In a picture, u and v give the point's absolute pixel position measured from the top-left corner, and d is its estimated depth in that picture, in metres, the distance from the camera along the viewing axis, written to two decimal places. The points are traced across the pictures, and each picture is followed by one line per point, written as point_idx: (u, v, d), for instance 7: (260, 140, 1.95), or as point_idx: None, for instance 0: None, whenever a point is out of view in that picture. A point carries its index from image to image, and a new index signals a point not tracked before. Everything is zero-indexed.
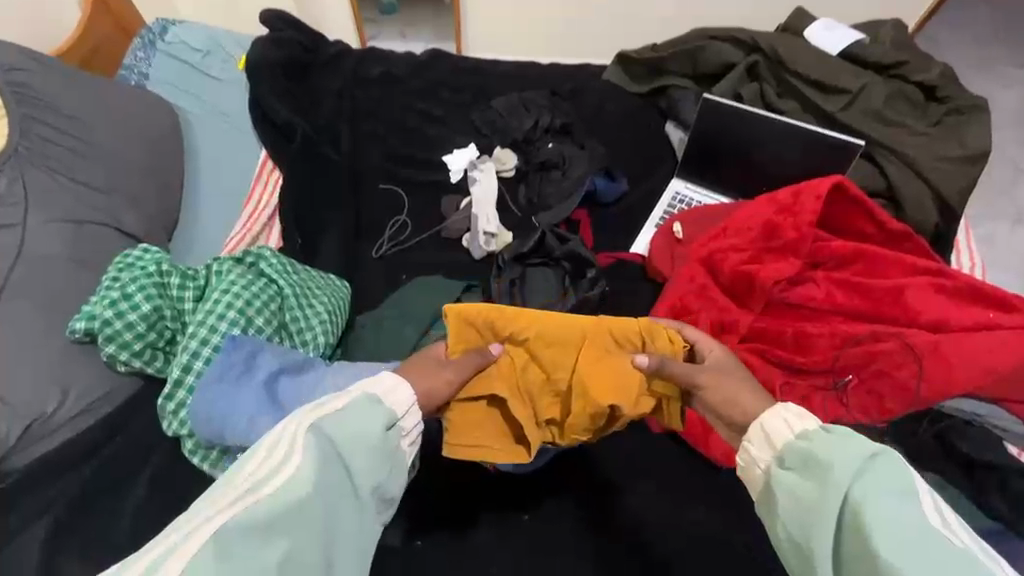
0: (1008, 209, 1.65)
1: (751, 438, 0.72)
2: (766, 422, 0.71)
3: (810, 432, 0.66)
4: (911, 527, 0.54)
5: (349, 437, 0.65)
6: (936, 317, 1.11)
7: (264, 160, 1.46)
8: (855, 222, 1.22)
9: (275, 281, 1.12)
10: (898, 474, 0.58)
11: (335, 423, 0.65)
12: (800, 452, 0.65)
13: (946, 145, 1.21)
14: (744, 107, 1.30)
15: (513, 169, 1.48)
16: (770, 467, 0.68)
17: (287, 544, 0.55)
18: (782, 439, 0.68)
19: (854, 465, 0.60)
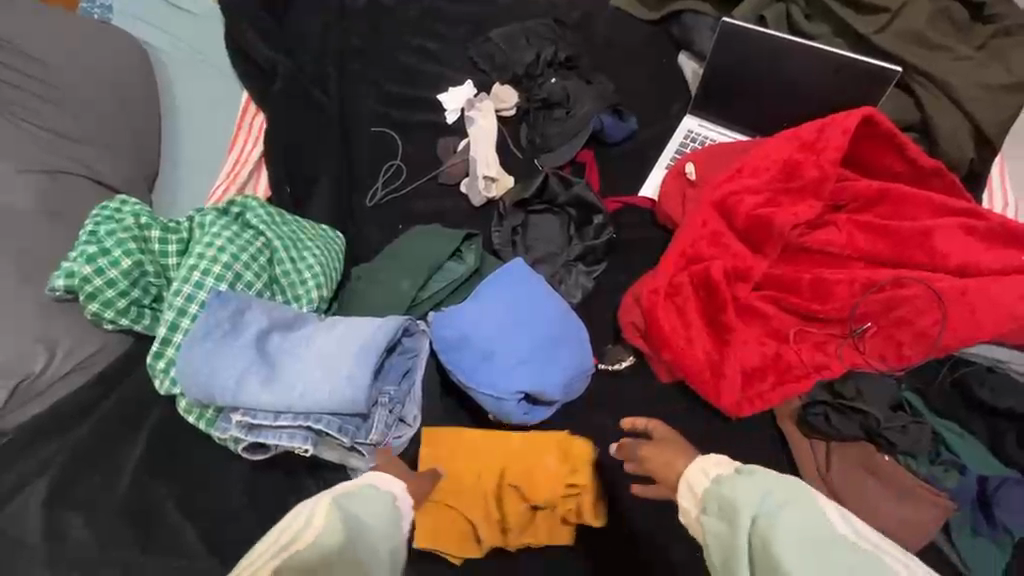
0: None
1: (681, 496, 0.80)
2: (691, 476, 0.80)
3: (725, 475, 0.75)
4: (811, 540, 0.63)
5: (368, 514, 0.72)
6: (964, 260, 1.05)
7: (246, 101, 1.35)
8: (882, 159, 1.13)
9: (263, 233, 1.06)
10: (794, 493, 0.68)
11: (354, 499, 0.73)
12: (717, 497, 0.73)
13: (989, 72, 1.10)
14: (767, 31, 1.16)
15: (513, 107, 1.37)
16: (697, 515, 0.76)
17: None
18: (701, 485, 0.77)
19: (757, 493, 0.70)
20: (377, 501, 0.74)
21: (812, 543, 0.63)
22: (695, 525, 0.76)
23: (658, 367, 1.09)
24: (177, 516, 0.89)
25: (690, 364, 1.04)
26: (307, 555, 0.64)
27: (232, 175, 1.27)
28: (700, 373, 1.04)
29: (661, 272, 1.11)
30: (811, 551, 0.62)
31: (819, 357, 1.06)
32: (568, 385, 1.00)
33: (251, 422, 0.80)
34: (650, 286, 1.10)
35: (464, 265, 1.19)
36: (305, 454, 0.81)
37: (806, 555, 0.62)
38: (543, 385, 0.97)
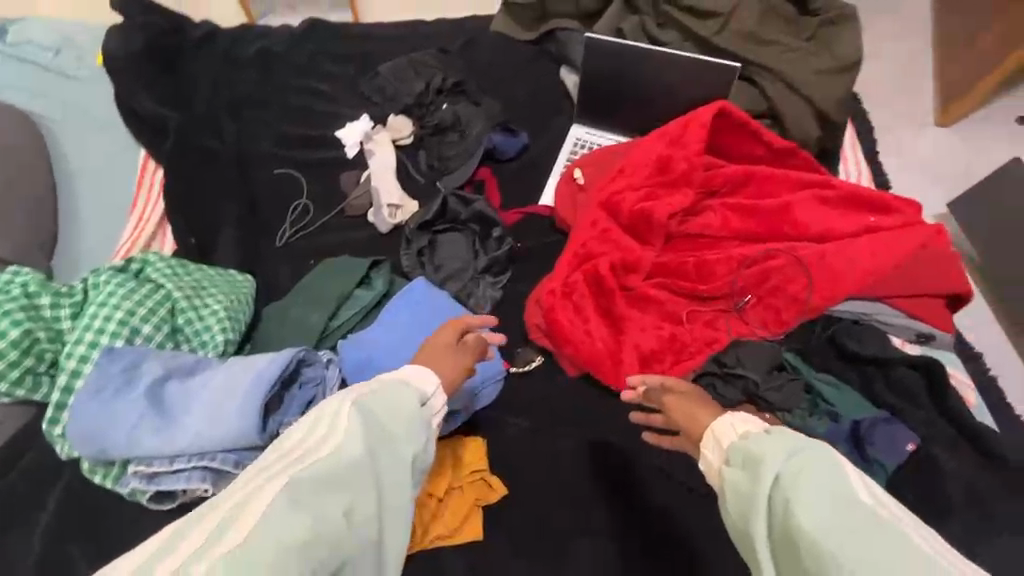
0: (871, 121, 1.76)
1: (706, 445, 0.77)
2: (721, 433, 0.75)
3: (755, 432, 0.71)
4: (835, 502, 0.58)
5: (393, 419, 0.71)
6: (822, 227, 1.16)
7: (145, 159, 1.37)
8: (742, 145, 1.24)
9: (163, 285, 1.07)
10: (826, 458, 0.62)
11: (377, 401, 0.72)
12: (742, 450, 0.69)
13: (818, 59, 1.23)
14: (625, 43, 1.28)
15: (410, 136, 1.43)
16: (721, 468, 0.72)
17: (348, 497, 0.63)
18: (730, 441, 0.73)
19: (784, 451, 0.65)
20: (404, 401, 0.72)
21: (831, 507, 0.57)
22: (717, 478, 0.73)
23: (568, 364, 1.15)
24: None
25: (590, 355, 1.11)
26: (330, 465, 0.63)
27: (137, 231, 1.29)
28: (601, 363, 1.11)
29: (558, 273, 1.18)
30: (832, 515, 0.57)
31: (707, 333, 1.15)
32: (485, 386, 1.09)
33: (153, 471, 0.81)
34: (548, 288, 1.16)
35: (374, 291, 1.23)
36: (208, 495, 0.82)
37: (828, 515, 0.57)
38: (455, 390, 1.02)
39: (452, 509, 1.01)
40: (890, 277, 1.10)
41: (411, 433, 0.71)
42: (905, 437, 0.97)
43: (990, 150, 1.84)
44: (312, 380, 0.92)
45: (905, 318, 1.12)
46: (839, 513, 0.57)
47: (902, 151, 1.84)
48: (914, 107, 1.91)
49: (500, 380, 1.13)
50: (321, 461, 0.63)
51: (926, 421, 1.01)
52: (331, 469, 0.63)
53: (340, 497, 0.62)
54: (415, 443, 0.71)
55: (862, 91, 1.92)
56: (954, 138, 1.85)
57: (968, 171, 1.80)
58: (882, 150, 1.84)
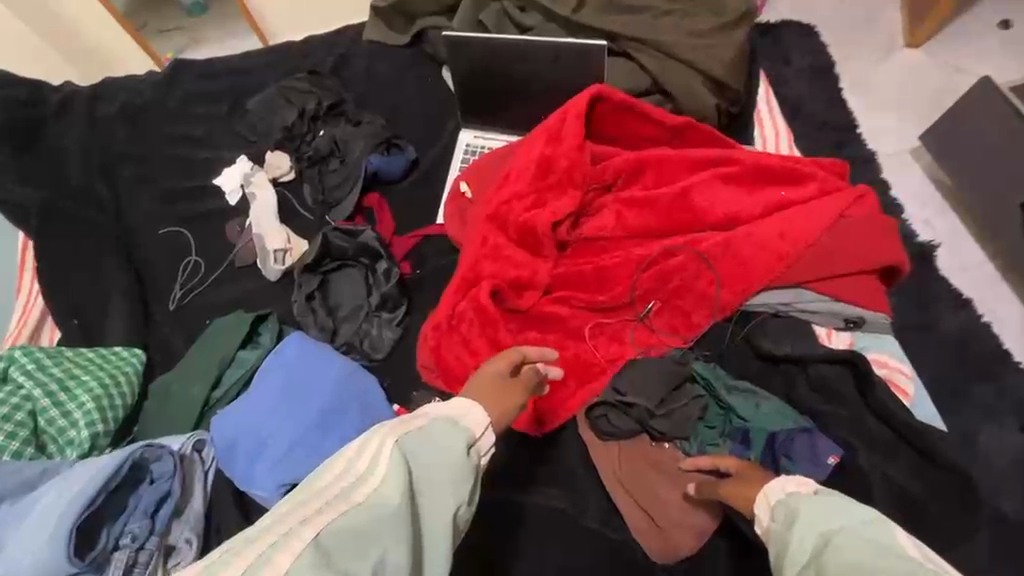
0: (808, 60, 1.58)
1: (755, 509, 0.68)
2: (771, 491, 0.67)
3: (799, 490, 0.64)
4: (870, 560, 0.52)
5: (440, 463, 0.58)
6: (727, 210, 1.02)
7: (24, 240, 1.31)
8: (632, 129, 1.11)
9: (25, 384, 1.03)
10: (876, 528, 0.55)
11: (421, 439, 0.60)
12: (787, 508, 0.62)
13: (697, 19, 1.08)
14: (484, 36, 1.15)
15: (290, 170, 1.33)
16: (765, 527, 0.65)
17: (379, 560, 0.50)
18: (775, 498, 0.65)
19: (823, 507, 0.59)
20: (452, 440, 0.60)
21: (872, 562, 0.51)
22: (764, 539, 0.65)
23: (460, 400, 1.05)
24: None
25: None
26: (367, 514, 0.51)
27: (25, 316, 1.25)
28: None
29: (442, 305, 1.08)
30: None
31: (613, 349, 1.04)
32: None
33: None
34: (431, 323, 1.07)
35: (260, 349, 1.15)
36: None
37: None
38: (326, 455, 0.93)
39: None
40: (807, 258, 0.97)
41: (459, 481, 0.59)
42: (827, 449, 0.85)
43: (962, 69, 1.61)
44: (162, 476, 0.86)
45: (832, 302, 0.97)
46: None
47: (864, 85, 1.61)
48: (870, 32, 1.68)
49: None
50: (355, 511, 0.51)
51: (851, 423, 0.89)
52: (368, 522, 0.51)
53: (372, 558, 0.50)
54: (459, 497, 0.58)
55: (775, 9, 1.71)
56: (919, 60, 1.63)
57: (938, 96, 1.58)
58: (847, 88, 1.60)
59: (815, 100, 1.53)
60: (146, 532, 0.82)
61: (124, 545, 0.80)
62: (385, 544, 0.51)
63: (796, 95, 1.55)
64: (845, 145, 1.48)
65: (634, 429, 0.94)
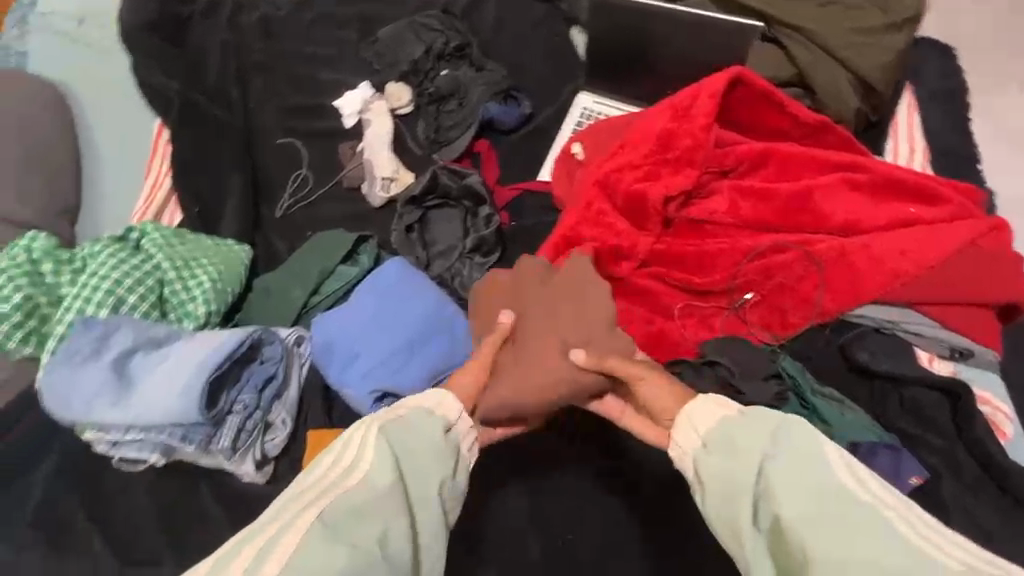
0: (949, 82, 1.49)
1: (677, 427, 0.79)
2: (694, 414, 0.77)
3: (728, 413, 0.74)
4: (815, 495, 0.62)
5: (416, 456, 0.71)
6: (848, 218, 1.00)
7: (158, 126, 1.41)
8: (764, 119, 1.09)
9: (154, 255, 1.12)
10: (801, 437, 0.67)
11: (402, 430, 0.72)
12: (722, 437, 0.72)
13: (862, 14, 1.04)
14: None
15: (409, 105, 1.38)
16: (695, 453, 0.75)
17: (382, 525, 0.63)
18: (708, 425, 0.75)
19: (766, 437, 0.69)
20: (424, 428, 0.73)
21: (808, 502, 0.63)
22: (688, 461, 0.76)
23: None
24: (86, 526, 0.98)
25: None
26: (364, 492, 0.65)
27: (152, 196, 1.35)
28: None
29: (540, 257, 1.11)
30: (816, 504, 0.62)
31: (701, 333, 1.05)
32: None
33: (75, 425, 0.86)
34: (526, 274, 1.09)
35: (358, 267, 1.22)
36: (160, 463, 0.86)
37: (806, 506, 0.63)
38: (416, 374, 1.00)
39: None
40: (925, 281, 0.94)
41: (438, 461, 0.72)
42: (911, 470, 0.85)
43: None
44: (271, 359, 0.94)
45: (938, 328, 0.95)
46: (823, 498, 0.62)
47: (1005, 116, 1.51)
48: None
49: None
50: (350, 492, 0.64)
51: (937, 451, 0.88)
52: (365, 498, 0.64)
53: (375, 525, 0.63)
54: (440, 473, 0.71)
55: (932, 22, 1.60)
56: None
57: None
58: (985, 117, 1.50)
59: (950, 123, 1.45)
60: (254, 405, 0.91)
61: (237, 411, 0.90)
62: (381, 516, 0.64)
63: (931, 114, 1.46)
64: (973, 176, 1.40)
65: None
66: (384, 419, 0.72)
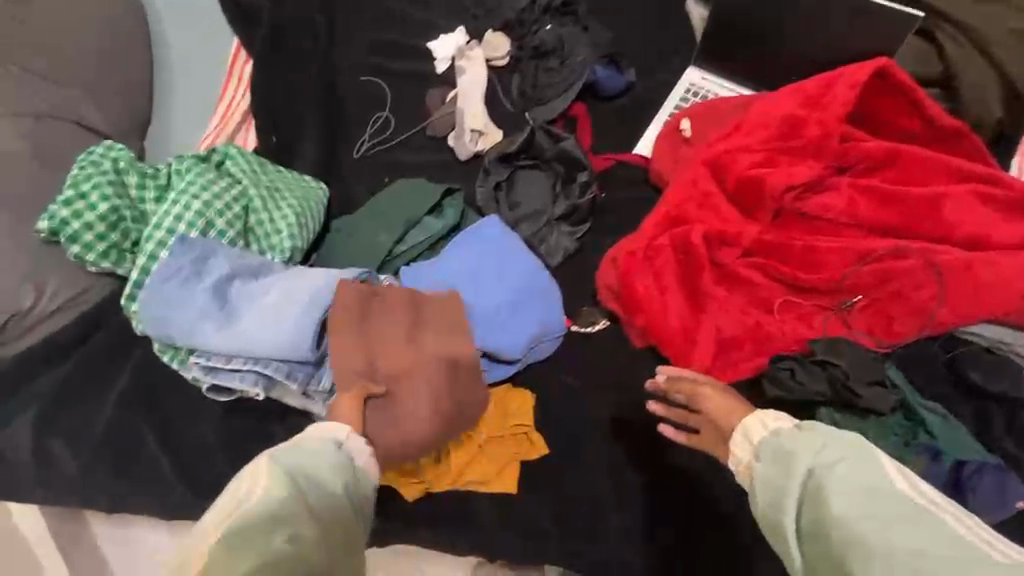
0: None
1: (734, 445, 0.75)
2: (749, 426, 0.74)
3: (783, 424, 0.71)
4: (869, 501, 0.59)
5: (315, 473, 0.67)
6: (973, 231, 0.97)
7: (237, 47, 1.33)
8: (893, 118, 1.03)
9: (240, 181, 1.07)
10: (849, 445, 0.65)
11: (294, 454, 0.67)
12: (774, 447, 0.69)
13: (1015, 18, 1.01)
14: None
15: (505, 57, 1.31)
16: (749, 464, 0.72)
17: (287, 529, 0.60)
18: (759, 436, 0.72)
19: (817, 447, 0.66)
20: (314, 447, 0.69)
21: (862, 505, 0.59)
22: (747, 475, 0.73)
23: (638, 336, 1.04)
24: (153, 451, 0.94)
25: (661, 325, 1.01)
26: (259, 507, 0.60)
27: (225, 118, 1.28)
28: (670, 338, 1.00)
29: (642, 232, 1.06)
30: (868, 507, 0.59)
31: (801, 329, 1.01)
32: (544, 342, 1.02)
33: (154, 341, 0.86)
34: (627, 248, 1.05)
35: (444, 221, 1.17)
36: (257, 397, 0.83)
37: (859, 506, 0.59)
38: (513, 337, 0.97)
39: (489, 467, 0.95)
40: None
41: (331, 474, 0.68)
42: (1017, 492, 0.84)
43: None
44: None
45: None
46: (874, 505, 0.59)
47: None
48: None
49: (561, 337, 1.05)
50: (250, 507, 0.60)
51: None
52: (266, 513, 0.60)
53: (279, 531, 0.59)
54: (340, 485, 0.67)
55: None
56: None
57: None
58: None
59: None
60: None
61: None
62: (286, 522, 0.60)
63: None
64: None
65: (811, 400, 0.92)
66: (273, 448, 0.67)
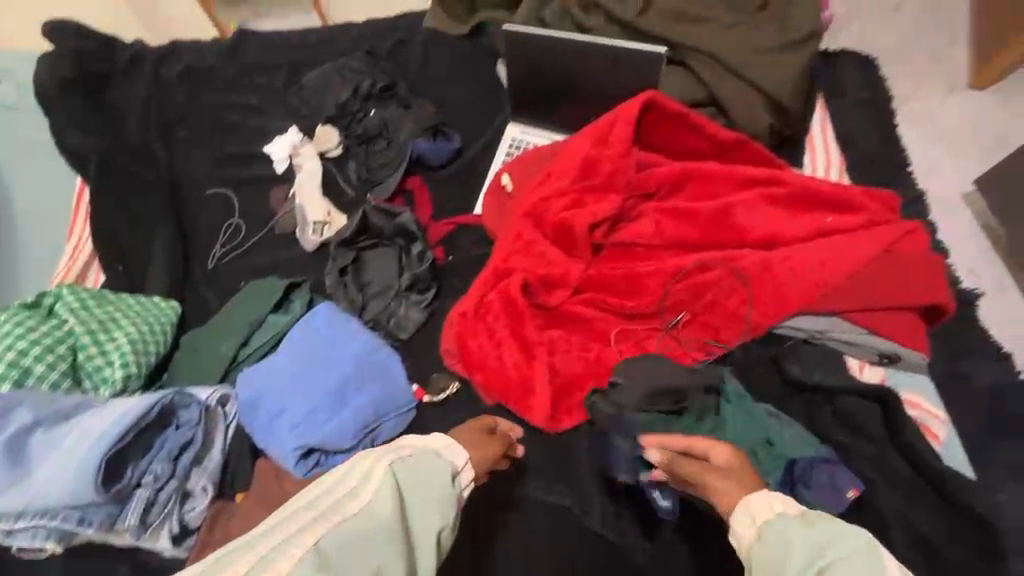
0: (863, 102, 1.61)
1: (736, 527, 0.69)
2: (754, 507, 0.68)
3: (789, 511, 0.65)
4: None
5: (426, 490, 0.66)
6: (769, 232, 1.01)
7: (80, 188, 1.35)
8: (681, 142, 1.10)
9: (68, 321, 1.07)
10: (864, 546, 0.59)
11: (413, 468, 0.67)
12: (779, 533, 0.64)
13: (761, 34, 1.08)
14: (562, 32, 1.14)
15: (337, 147, 1.37)
16: (749, 545, 0.66)
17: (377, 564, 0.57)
18: (763, 517, 0.66)
19: (832, 542, 0.60)
20: (433, 469, 0.67)
21: None
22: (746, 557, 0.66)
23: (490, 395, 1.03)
24: None
25: (500, 379, 1.02)
26: (358, 526, 0.58)
27: (67, 267, 1.28)
28: (509, 389, 1.01)
29: (470, 293, 1.07)
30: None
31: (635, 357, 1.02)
32: (392, 422, 1.01)
33: None
34: (458, 310, 1.06)
35: (290, 315, 1.17)
36: (58, 548, 0.82)
37: None
38: (341, 428, 0.96)
39: None
40: (846, 288, 0.95)
41: (439, 507, 0.65)
42: (847, 484, 0.86)
43: (1010, 134, 1.65)
44: (186, 423, 0.90)
45: (869, 334, 0.95)
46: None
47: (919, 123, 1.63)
48: (930, 80, 1.70)
49: (410, 412, 1.03)
50: (351, 522, 0.58)
51: (873, 461, 0.91)
52: (360, 530, 0.58)
53: (370, 562, 0.56)
54: (446, 520, 0.65)
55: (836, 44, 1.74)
56: (971, 105, 1.66)
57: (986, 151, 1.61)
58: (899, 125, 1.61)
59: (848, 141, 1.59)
60: (168, 475, 0.86)
61: (146, 483, 0.85)
62: (382, 553, 0.58)
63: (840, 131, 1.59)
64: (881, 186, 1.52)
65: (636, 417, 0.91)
66: (393, 455, 0.67)
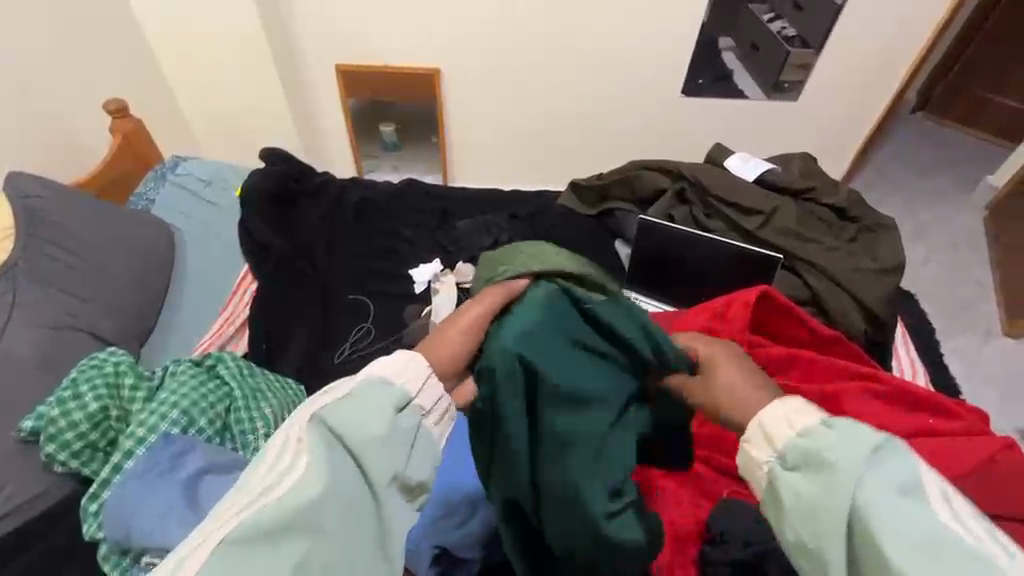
0: (927, 327, 1.81)
1: (748, 438, 0.62)
2: (764, 419, 0.61)
3: (809, 420, 0.58)
4: (920, 543, 0.49)
5: (363, 424, 0.56)
6: (877, 422, 1.11)
7: (245, 273, 1.58)
8: (788, 330, 1.27)
9: (227, 383, 1.15)
10: (903, 464, 0.54)
11: (342, 413, 0.57)
12: (800, 448, 0.57)
13: (858, 258, 1.35)
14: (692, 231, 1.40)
15: (473, 282, 1.57)
16: (772, 470, 0.59)
17: (306, 545, 0.50)
18: (782, 437, 0.59)
19: (863, 461, 0.54)
20: (329, 426, 0.55)
21: (918, 547, 0.49)
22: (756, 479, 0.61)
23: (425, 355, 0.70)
24: None
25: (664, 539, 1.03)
26: (274, 513, 0.50)
27: (222, 329, 1.45)
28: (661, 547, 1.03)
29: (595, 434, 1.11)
30: (914, 542, 0.49)
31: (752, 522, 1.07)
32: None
33: (102, 543, 0.92)
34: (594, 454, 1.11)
35: None
36: None
37: (914, 543, 0.49)
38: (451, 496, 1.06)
39: None
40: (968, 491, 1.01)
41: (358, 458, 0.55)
42: None
43: None
44: None
45: None
46: (925, 549, 0.49)
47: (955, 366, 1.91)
48: (965, 328, 2.02)
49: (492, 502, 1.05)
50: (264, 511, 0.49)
51: None
52: (289, 515, 0.50)
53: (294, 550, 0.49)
54: (377, 467, 0.56)
55: None
56: (996, 353, 1.96)
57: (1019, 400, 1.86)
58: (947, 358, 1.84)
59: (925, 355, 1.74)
60: None
61: None
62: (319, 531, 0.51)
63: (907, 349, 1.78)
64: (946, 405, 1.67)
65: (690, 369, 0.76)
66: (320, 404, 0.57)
